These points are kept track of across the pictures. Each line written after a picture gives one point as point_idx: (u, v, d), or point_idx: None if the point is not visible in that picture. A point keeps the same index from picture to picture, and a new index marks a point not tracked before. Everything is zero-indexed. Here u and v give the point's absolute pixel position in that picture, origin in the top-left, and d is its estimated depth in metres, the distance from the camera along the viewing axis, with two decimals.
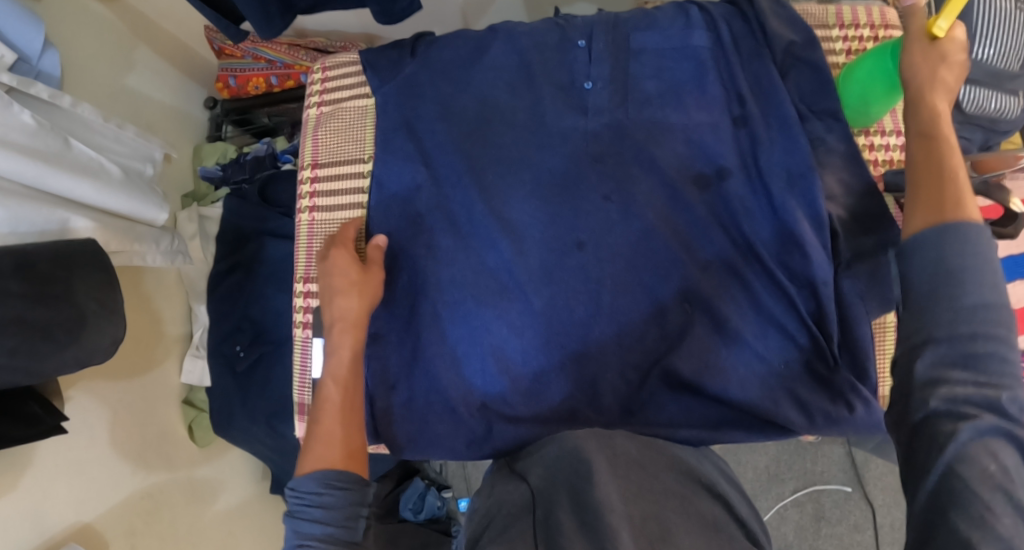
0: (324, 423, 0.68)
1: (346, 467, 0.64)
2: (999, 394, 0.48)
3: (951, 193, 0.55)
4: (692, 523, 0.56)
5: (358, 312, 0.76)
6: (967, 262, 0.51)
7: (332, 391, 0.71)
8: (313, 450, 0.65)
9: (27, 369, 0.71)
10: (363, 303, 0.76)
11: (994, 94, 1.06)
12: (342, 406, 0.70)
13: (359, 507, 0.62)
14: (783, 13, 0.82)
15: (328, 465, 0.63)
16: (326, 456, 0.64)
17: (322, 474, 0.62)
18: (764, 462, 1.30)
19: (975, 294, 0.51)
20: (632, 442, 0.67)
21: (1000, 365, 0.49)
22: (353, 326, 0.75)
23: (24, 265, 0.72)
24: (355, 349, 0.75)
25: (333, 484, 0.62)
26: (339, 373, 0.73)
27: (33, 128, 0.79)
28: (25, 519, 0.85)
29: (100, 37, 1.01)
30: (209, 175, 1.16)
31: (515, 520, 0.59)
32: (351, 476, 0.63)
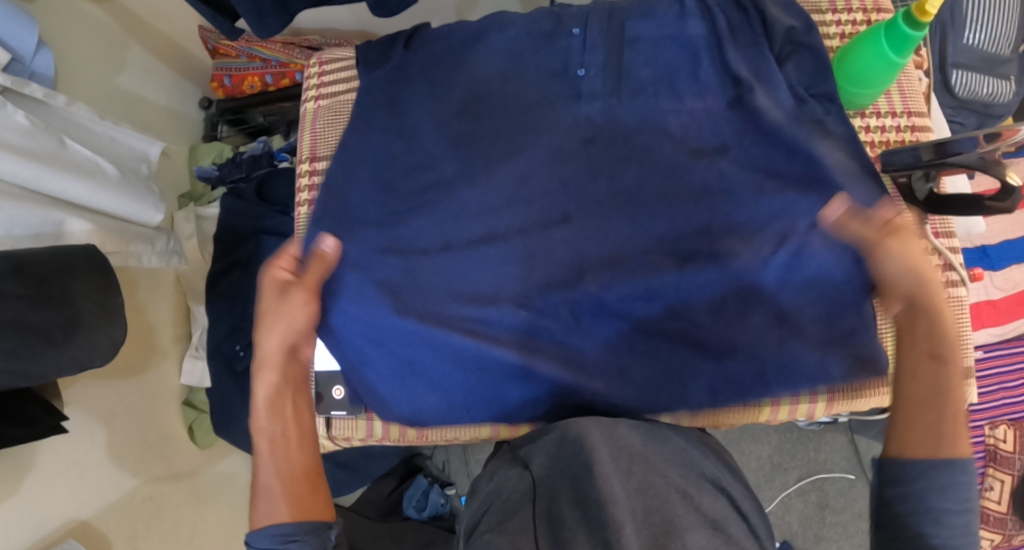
0: (264, 478, 0.66)
1: (297, 517, 0.63)
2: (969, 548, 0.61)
3: (947, 423, 0.64)
4: (695, 517, 0.56)
5: (273, 352, 0.73)
6: (965, 465, 0.62)
7: (259, 442, 0.69)
8: (258, 506, 0.65)
9: (24, 372, 0.71)
10: (281, 335, 0.74)
11: (986, 79, 1.07)
12: (274, 452, 0.68)
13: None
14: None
15: (279, 521, 0.63)
16: (275, 510, 0.64)
17: (277, 530, 0.62)
18: (766, 452, 1.29)
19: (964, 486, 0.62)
20: (637, 433, 0.66)
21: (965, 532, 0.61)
22: (271, 368, 0.72)
23: (20, 266, 0.71)
24: (273, 391, 0.71)
25: (286, 536, 0.62)
26: (258, 421, 0.70)
27: (27, 128, 0.79)
28: (26, 522, 0.85)
29: (94, 38, 1.00)
30: (206, 175, 1.16)
31: (517, 508, 0.60)
32: (303, 524, 0.63)
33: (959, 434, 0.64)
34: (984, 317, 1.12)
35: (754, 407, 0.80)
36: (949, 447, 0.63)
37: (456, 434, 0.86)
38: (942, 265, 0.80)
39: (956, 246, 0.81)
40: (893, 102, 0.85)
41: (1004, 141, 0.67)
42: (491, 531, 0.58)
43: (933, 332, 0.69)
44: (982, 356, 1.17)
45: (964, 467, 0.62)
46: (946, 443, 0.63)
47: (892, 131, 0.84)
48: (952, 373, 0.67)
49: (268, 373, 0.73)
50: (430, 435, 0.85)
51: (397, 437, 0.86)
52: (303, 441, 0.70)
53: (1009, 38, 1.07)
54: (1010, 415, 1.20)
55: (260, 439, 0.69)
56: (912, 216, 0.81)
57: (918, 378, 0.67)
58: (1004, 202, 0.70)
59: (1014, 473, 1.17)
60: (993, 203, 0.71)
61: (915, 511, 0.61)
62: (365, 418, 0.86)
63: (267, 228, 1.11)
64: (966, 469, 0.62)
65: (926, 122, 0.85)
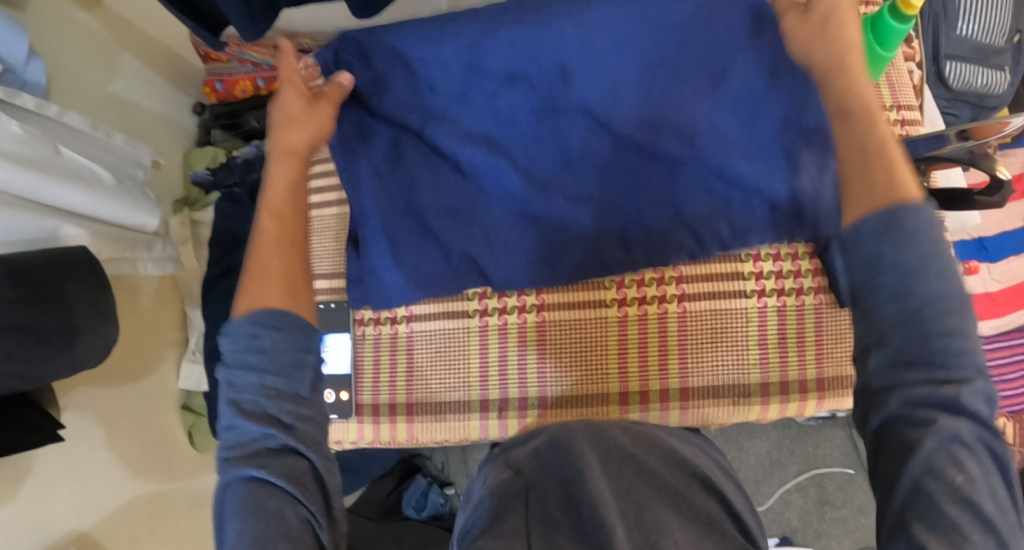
0: (260, 260, 0.61)
1: (286, 303, 0.57)
2: (957, 391, 0.44)
3: (883, 172, 0.52)
4: (685, 520, 0.55)
5: (296, 143, 0.70)
6: (917, 254, 0.46)
7: (268, 221, 0.63)
8: (246, 287, 0.58)
9: (19, 375, 0.71)
10: (304, 135, 0.71)
11: (981, 70, 1.07)
12: (279, 236, 0.63)
13: (302, 354, 0.55)
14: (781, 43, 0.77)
15: (267, 300, 0.57)
16: (262, 295, 0.57)
17: (255, 313, 0.55)
18: (765, 447, 1.29)
19: (921, 274, 0.46)
20: (625, 435, 0.65)
21: (956, 358, 0.45)
22: (290, 157, 0.69)
23: (17, 273, 0.72)
24: (293, 176, 0.68)
25: (268, 324, 0.55)
26: (275, 203, 0.65)
27: (22, 137, 0.79)
28: (26, 527, 0.85)
29: (88, 45, 1.01)
30: (200, 180, 1.17)
31: (507, 512, 0.58)
32: (287, 317, 0.56)
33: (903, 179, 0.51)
34: (981, 308, 1.14)
35: (745, 405, 0.78)
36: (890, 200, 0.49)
37: (447, 437, 0.82)
38: None
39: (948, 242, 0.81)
40: (883, 97, 0.84)
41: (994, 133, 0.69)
42: (484, 533, 0.57)
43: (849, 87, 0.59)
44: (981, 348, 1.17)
45: (932, 259, 0.46)
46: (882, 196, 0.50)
47: None
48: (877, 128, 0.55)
49: (285, 165, 0.68)
50: (421, 441, 0.83)
51: (389, 440, 0.83)
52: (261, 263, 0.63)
53: (1002, 29, 1.07)
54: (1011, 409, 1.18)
55: (269, 206, 0.65)
56: None
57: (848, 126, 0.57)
58: (993, 196, 0.71)
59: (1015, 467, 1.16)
60: (980, 197, 0.71)
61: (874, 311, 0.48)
62: (357, 421, 0.83)
63: None
64: (921, 214, 0.47)
65: (917, 116, 0.85)
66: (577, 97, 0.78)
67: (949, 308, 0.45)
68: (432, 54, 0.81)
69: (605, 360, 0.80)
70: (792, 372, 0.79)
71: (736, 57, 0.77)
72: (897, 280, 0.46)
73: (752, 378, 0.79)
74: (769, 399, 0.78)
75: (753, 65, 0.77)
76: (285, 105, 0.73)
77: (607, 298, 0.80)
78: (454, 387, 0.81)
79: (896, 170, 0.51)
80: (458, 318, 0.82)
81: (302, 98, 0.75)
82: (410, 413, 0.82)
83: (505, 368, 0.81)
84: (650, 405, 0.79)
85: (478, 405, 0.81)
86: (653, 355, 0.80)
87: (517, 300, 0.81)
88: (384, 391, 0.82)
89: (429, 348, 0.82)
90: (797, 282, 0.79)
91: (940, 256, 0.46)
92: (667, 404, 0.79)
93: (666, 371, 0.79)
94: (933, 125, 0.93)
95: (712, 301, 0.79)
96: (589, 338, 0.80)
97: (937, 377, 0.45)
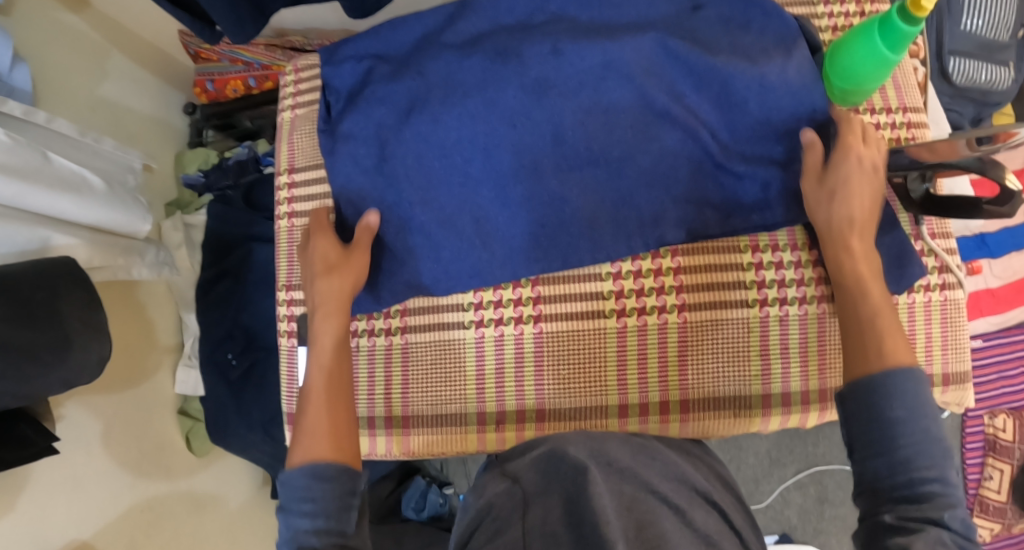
0: (311, 416, 0.66)
1: (334, 457, 0.63)
2: (938, 512, 0.53)
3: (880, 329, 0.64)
4: (688, 537, 0.54)
5: (331, 294, 0.74)
6: (902, 413, 0.57)
7: (316, 378, 0.70)
8: (301, 443, 0.64)
9: (12, 393, 0.70)
10: (343, 287, 0.75)
11: (985, 66, 1.05)
12: (328, 394, 0.68)
13: (350, 499, 0.61)
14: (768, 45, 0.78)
15: (318, 458, 0.63)
16: (315, 450, 0.63)
17: (311, 468, 0.61)
18: (765, 446, 1.28)
19: (905, 418, 0.57)
20: (626, 450, 0.63)
21: (932, 484, 0.55)
22: (330, 311, 0.73)
23: (4, 288, 0.70)
24: (340, 334, 0.73)
25: (319, 475, 0.61)
26: (324, 359, 0.71)
27: (9, 144, 0.77)
28: (24, 539, 0.84)
29: (74, 46, 0.99)
30: (192, 182, 1.15)
31: (507, 525, 0.56)
32: (336, 467, 0.62)
33: (897, 343, 0.62)
34: (983, 306, 1.14)
35: (746, 417, 0.78)
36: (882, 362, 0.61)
37: (444, 450, 0.81)
38: (939, 267, 0.79)
39: (953, 247, 0.79)
40: (888, 99, 0.83)
41: (1005, 142, 0.64)
42: None
43: (857, 268, 0.69)
44: (981, 345, 1.17)
45: (914, 409, 0.57)
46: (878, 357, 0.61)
47: (887, 128, 0.82)
48: (875, 294, 0.67)
49: (329, 320, 0.73)
50: (417, 453, 0.82)
51: (385, 452, 0.82)
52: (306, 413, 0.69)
53: (1008, 23, 1.05)
54: (1009, 404, 1.20)
55: (320, 374, 0.70)
56: (907, 216, 0.79)
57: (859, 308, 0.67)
58: (1004, 206, 0.69)
59: (1014, 463, 1.18)
60: (990, 207, 0.70)
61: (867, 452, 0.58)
62: None
63: (257, 235, 1.11)
64: (911, 379, 0.58)
65: (923, 118, 0.83)
66: (566, 97, 0.76)
67: (926, 453, 0.56)
68: (421, 46, 0.81)
69: (604, 371, 0.79)
70: (793, 383, 0.78)
71: (726, 51, 0.77)
72: (887, 427, 0.57)
73: (753, 388, 0.78)
74: (770, 410, 0.78)
75: (747, 60, 0.77)
76: (322, 250, 0.76)
77: (606, 308, 0.79)
78: (451, 398, 0.80)
79: (893, 333, 0.63)
80: (454, 330, 0.81)
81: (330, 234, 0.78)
82: (407, 426, 0.81)
83: (503, 380, 0.80)
84: (649, 417, 0.79)
85: (476, 417, 0.80)
86: (653, 366, 0.79)
87: (515, 311, 0.80)
88: (379, 403, 0.81)
89: (426, 360, 0.81)
90: (799, 290, 0.79)
91: (921, 413, 0.57)
92: (667, 416, 0.78)
93: (666, 383, 0.78)
94: (936, 124, 0.91)
95: (712, 311, 0.79)
96: (588, 349, 0.79)
97: (922, 504, 0.54)
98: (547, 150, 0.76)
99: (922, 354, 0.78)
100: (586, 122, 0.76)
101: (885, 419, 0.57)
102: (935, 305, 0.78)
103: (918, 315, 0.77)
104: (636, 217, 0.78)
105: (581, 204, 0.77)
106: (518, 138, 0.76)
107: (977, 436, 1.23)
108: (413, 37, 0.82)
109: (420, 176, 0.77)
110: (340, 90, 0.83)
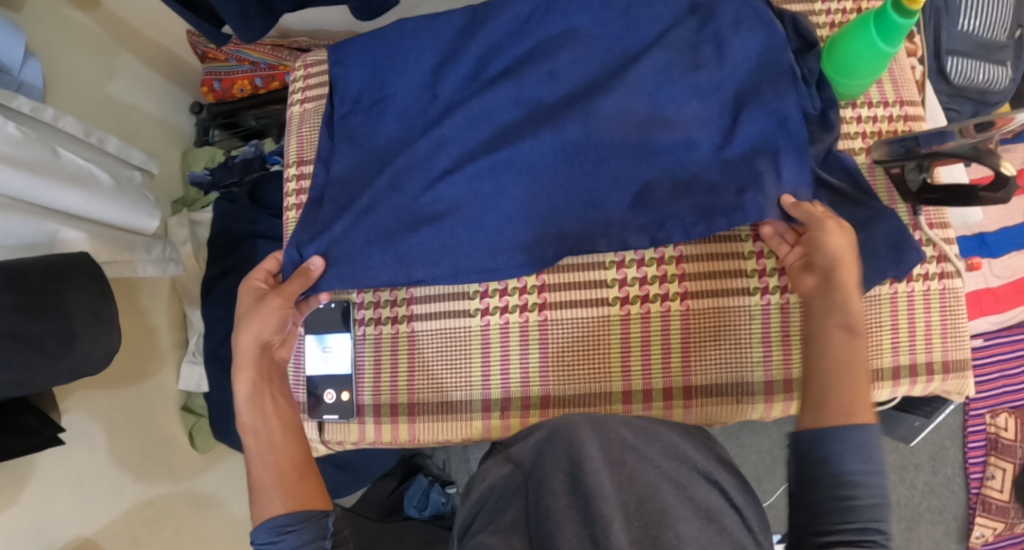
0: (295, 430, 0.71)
1: (293, 508, 0.65)
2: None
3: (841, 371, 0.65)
4: (686, 508, 0.55)
5: (247, 348, 0.73)
6: (857, 465, 0.58)
7: (247, 439, 0.70)
8: (257, 500, 0.66)
9: (19, 382, 0.71)
10: (253, 334, 0.73)
11: (983, 65, 1.07)
12: (274, 441, 0.70)
13: (321, 541, 0.64)
14: (778, 43, 0.78)
15: (274, 513, 0.65)
16: (269, 504, 0.65)
17: (272, 523, 0.63)
18: (767, 444, 1.29)
19: (855, 463, 0.58)
20: (627, 428, 0.61)
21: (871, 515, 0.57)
22: (247, 367, 0.72)
23: (15, 279, 0.71)
24: (254, 388, 0.72)
25: (282, 529, 0.63)
26: (244, 420, 0.71)
27: (19, 138, 0.78)
28: (26, 531, 0.84)
29: (82, 44, 1.00)
30: (198, 180, 1.17)
31: (507, 504, 0.59)
32: (299, 514, 0.64)
33: (862, 400, 0.63)
34: (983, 304, 1.13)
35: (748, 403, 0.78)
36: (848, 413, 0.61)
37: (449, 437, 0.82)
38: (937, 256, 0.79)
39: (952, 237, 0.80)
40: (886, 93, 0.84)
41: (1001, 129, 0.68)
42: (483, 532, 0.56)
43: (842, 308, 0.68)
44: (982, 344, 1.17)
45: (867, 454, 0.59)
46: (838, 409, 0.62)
47: (884, 121, 0.83)
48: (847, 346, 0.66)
49: (244, 377, 0.72)
50: (422, 440, 0.82)
51: (390, 440, 0.82)
52: (295, 428, 0.71)
53: (1005, 23, 1.06)
54: (1011, 403, 1.20)
55: (253, 430, 0.70)
56: (905, 207, 0.80)
57: (824, 351, 0.67)
58: (998, 193, 0.71)
59: (1016, 461, 1.19)
60: (986, 194, 0.72)
61: (822, 481, 0.59)
62: (357, 422, 0.82)
63: (261, 232, 1.12)
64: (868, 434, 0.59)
65: (919, 112, 0.84)
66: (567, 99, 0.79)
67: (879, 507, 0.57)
68: (422, 42, 0.82)
69: (607, 359, 0.80)
70: (797, 370, 0.79)
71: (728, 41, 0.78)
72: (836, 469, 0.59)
73: (755, 375, 0.79)
74: (773, 397, 0.78)
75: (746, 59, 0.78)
76: (241, 305, 0.76)
77: (609, 296, 0.80)
78: (454, 386, 0.81)
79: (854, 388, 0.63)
80: (459, 318, 0.81)
81: (250, 290, 0.77)
82: (411, 414, 0.81)
83: (507, 368, 0.81)
84: (653, 404, 0.79)
85: (481, 405, 0.81)
86: (656, 351, 0.79)
87: (519, 299, 0.81)
88: (385, 391, 0.82)
89: (431, 347, 0.82)
90: None
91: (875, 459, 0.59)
92: (670, 403, 0.79)
93: (669, 370, 0.79)
94: (935, 120, 0.92)
95: (713, 298, 0.79)
96: (592, 337, 0.80)
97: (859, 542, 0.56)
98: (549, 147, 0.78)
99: (921, 341, 0.79)
100: (592, 127, 0.77)
101: (840, 469, 0.58)
102: (934, 294, 0.79)
103: (918, 304, 0.78)
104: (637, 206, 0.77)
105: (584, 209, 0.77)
106: (525, 149, 0.77)
107: (980, 435, 1.23)
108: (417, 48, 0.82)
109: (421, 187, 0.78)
110: (348, 91, 0.84)
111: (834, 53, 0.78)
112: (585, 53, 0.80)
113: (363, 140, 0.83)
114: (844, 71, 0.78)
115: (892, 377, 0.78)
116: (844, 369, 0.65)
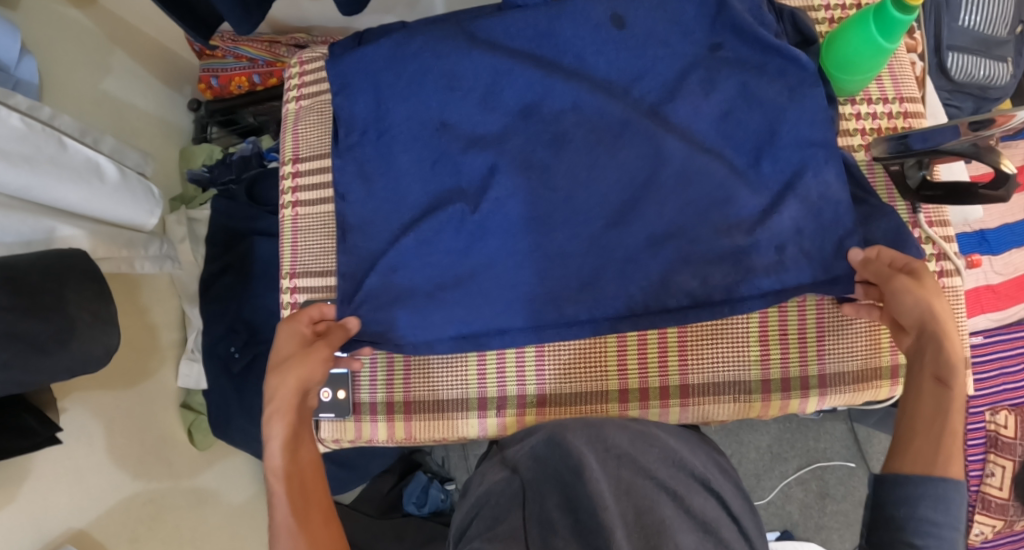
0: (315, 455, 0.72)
1: None
2: None
3: (926, 420, 0.65)
4: (684, 522, 0.54)
5: (287, 394, 0.71)
6: (936, 515, 0.60)
7: (275, 484, 0.68)
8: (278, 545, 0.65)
9: (18, 381, 0.70)
10: (295, 381, 0.71)
11: (984, 61, 1.06)
12: (302, 490, 0.68)
13: None
14: (809, 76, 0.77)
15: None
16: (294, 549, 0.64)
17: None
18: (766, 441, 1.29)
19: (929, 513, 0.60)
20: (624, 435, 0.61)
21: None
22: (285, 413, 0.70)
23: (14, 277, 0.71)
24: (289, 435, 0.70)
25: None
26: (275, 464, 0.68)
27: (21, 131, 0.77)
28: (25, 530, 0.84)
29: (78, 42, 1.00)
30: (196, 177, 1.17)
31: (506, 513, 0.57)
32: None
33: (955, 451, 0.62)
34: (983, 301, 1.12)
35: (746, 402, 0.78)
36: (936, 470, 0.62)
37: (444, 435, 0.82)
38: (936, 254, 0.79)
39: (951, 235, 0.80)
40: (885, 89, 0.83)
41: (1001, 126, 0.66)
42: (478, 539, 0.55)
43: (938, 361, 0.66)
44: (981, 341, 1.17)
45: (946, 506, 0.60)
46: (918, 458, 0.63)
47: (884, 117, 0.83)
48: (944, 395, 0.65)
49: (279, 424, 0.70)
50: (418, 438, 0.82)
51: (387, 438, 0.82)
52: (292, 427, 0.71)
53: (1006, 19, 1.06)
54: (1011, 401, 1.19)
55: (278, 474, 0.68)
56: (905, 205, 0.80)
57: (921, 403, 0.66)
58: (999, 190, 0.69)
59: (1016, 459, 1.16)
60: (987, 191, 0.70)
61: (896, 522, 0.61)
62: (354, 420, 0.82)
63: (260, 229, 1.12)
64: (949, 489, 0.60)
65: (919, 108, 0.84)
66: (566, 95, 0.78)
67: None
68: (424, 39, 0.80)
69: (604, 358, 0.80)
70: (793, 369, 0.78)
71: None
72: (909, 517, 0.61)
73: (752, 374, 0.78)
74: (769, 396, 0.78)
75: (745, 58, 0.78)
76: (283, 345, 0.74)
77: None
78: (453, 384, 0.81)
79: (945, 439, 0.63)
80: None
81: (294, 332, 0.75)
82: (407, 412, 0.82)
83: (503, 367, 0.81)
84: (650, 403, 0.79)
85: (477, 403, 0.81)
86: (653, 350, 0.79)
87: None
88: (383, 389, 0.82)
89: None
90: None
91: (955, 512, 0.61)
92: (667, 402, 0.79)
93: (666, 369, 0.79)
94: (935, 118, 0.92)
95: None
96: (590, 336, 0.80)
97: None
98: (551, 145, 0.78)
99: None
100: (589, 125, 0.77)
101: (914, 518, 0.61)
102: None
103: None
104: (646, 233, 0.76)
105: (601, 229, 0.76)
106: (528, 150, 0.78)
107: (979, 433, 1.21)
108: (423, 57, 0.79)
109: (429, 222, 0.78)
110: (353, 121, 0.82)
111: (834, 51, 0.78)
112: (583, 50, 0.79)
113: (366, 135, 0.82)
114: (845, 68, 0.78)
115: (891, 377, 0.78)
116: (934, 418, 0.64)
